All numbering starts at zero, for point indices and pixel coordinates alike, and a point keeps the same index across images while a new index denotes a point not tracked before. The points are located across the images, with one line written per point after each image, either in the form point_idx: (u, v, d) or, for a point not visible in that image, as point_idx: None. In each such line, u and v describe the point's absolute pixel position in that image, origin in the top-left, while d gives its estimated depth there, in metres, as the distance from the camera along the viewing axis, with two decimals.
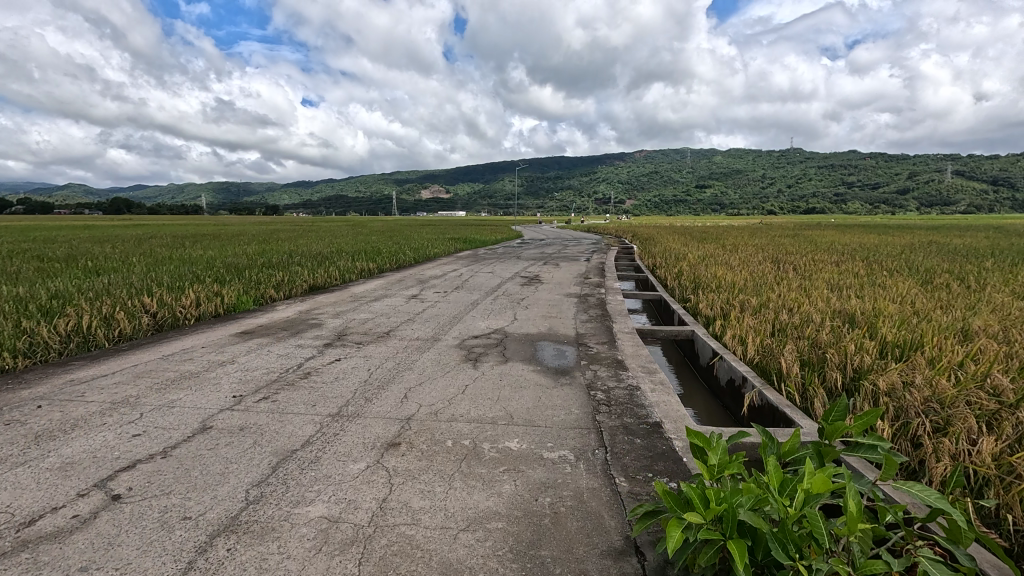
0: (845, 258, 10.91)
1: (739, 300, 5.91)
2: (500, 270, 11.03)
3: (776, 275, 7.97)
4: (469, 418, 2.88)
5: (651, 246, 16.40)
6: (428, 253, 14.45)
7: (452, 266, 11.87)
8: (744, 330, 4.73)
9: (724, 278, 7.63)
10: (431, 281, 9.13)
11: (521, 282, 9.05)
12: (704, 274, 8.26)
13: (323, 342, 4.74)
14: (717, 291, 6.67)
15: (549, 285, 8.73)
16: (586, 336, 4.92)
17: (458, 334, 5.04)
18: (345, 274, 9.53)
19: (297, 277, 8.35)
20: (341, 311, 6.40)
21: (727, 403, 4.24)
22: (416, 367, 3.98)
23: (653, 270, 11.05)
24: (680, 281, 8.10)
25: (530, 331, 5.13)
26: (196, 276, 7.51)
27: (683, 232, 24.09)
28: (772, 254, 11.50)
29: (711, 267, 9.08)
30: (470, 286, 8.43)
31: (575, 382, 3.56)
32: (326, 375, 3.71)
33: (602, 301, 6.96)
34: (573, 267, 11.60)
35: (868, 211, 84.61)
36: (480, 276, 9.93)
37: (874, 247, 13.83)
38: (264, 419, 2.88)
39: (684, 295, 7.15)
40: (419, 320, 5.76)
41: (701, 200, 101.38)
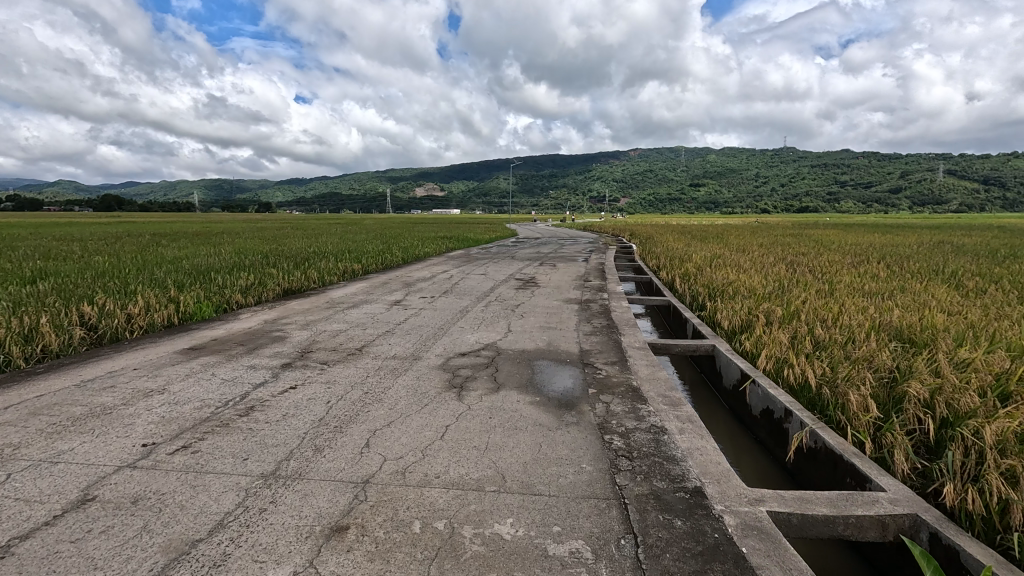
0: (861, 259, 10.25)
1: (763, 308, 5.23)
2: (494, 271, 10.30)
3: (795, 279, 7.27)
4: (447, 483, 2.16)
5: (652, 246, 15.70)
6: (418, 253, 13.68)
7: (442, 267, 11.12)
8: (776, 347, 4.04)
9: (738, 282, 6.96)
10: (418, 285, 8.39)
11: (516, 286, 8.32)
12: (716, 277, 7.59)
13: (281, 362, 4.00)
14: (735, 297, 5.99)
15: (547, 289, 8.02)
16: (593, 354, 4.20)
17: (442, 351, 4.32)
18: (324, 276, 8.77)
19: (269, 281, 7.58)
20: (313, 320, 5.66)
21: (762, 438, 3.53)
22: (388, 396, 3.26)
23: (657, 271, 10.34)
24: (689, 285, 7.43)
25: (526, 347, 4.42)
26: (154, 279, 6.74)
27: (681, 231, 23.48)
28: (782, 255, 10.83)
29: (722, 269, 8.40)
30: (460, 291, 7.70)
31: (584, 422, 2.84)
32: (272, 411, 2.97)
33: (606, 309, 6.24)
34: (572, 269, 10.88)
35: (862, 210, 84.47)
36: (472, 279, 9.20)
37: (884, 248, 13.17)
38: (170, 485, 2.14)
39: (697, 301, 6.46)
40: (399, 332, 5.03)
41: (697, 199, 101.02)
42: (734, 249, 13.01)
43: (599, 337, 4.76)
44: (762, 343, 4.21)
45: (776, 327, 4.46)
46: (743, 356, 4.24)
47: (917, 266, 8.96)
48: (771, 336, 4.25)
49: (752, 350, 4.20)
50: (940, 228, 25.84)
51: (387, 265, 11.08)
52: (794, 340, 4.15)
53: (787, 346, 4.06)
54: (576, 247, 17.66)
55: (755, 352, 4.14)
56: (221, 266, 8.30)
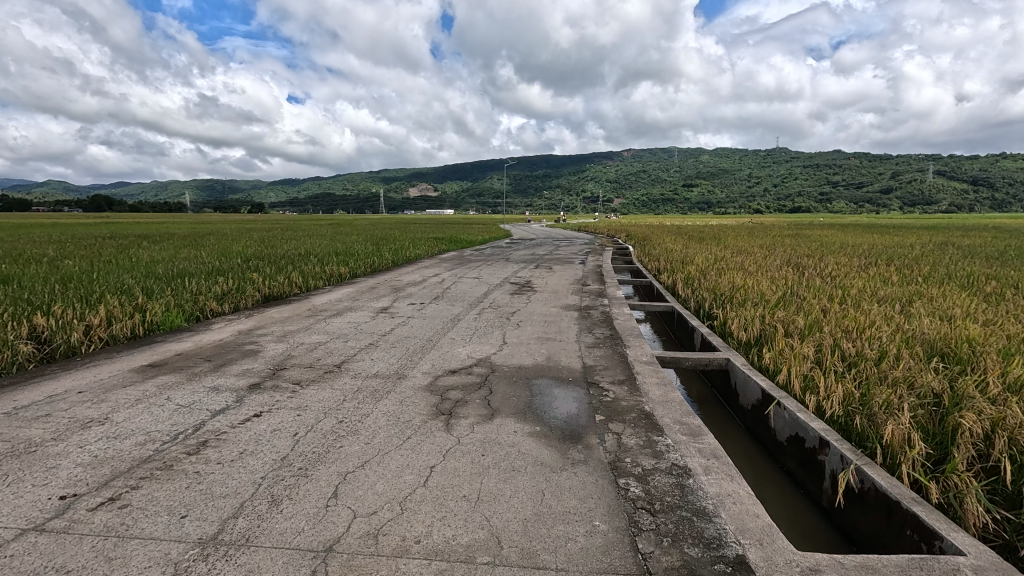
0: (867, 261, 9.91)
1: (780, 317, 4.82)
2: (487, 275, 9.87)
3: (805, 284, 6.91)
4: (430, 552, 1.74)
5: (650, 247, 15.34)
6: (409, 255, 13.23)
7: (434, 270, 10.68)
8: (801, 363, 3.64)
9: (748, 288, 6.57)
10: (408, 290, 7.96)
11: (511, 291, 7.90)
12: (723, 282, 7.19)
13: (248, 383, 3.55)
14: (747, 304, 5.58)
15: (544, 294, 7.60)
16: (597, 371, 3.79)
17: (430, 368, 3.88)
18: (309, 281, 8.32)
19: (248, 286, 7.13)
20: (291, 331, 5.21)
21: (790, 467, 3.12)
22: (365, 427, 2.83)
23: (657, 274, 9.96)
24: (694, 290, 7.03)
25: (524, 363, 4.00)
26: (121, 285, 6.28)
27: (677, 232, 23.13)
28: (786, 258, 10.47)
29: (729, 273, 8.01)
30: (452, 297, 7.27)
31: (593, 460, 2.42)
32: (227, 447, 2.53)
33: (607, 317, 5.84)
34: (569, 272, 10.47)
35: (854, 210, 84.73)
36: (464, 283, 8.78)
37: (888, 249, 12.84)
38: (81, 558, 1.70)
39: (705, 307, 6.06)
40: (385, 345, 4.59)
41: (690, 200, 101.05)
42: (735, 250, 12.63)
43: (604, 351, 4.34)
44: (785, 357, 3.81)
45: (798, 340, 4.05)
46: (763, 372, 3.83)
47: (927, 269, 8.61)
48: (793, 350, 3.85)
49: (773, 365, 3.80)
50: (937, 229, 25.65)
51: (376, 268, 10.62)
52: (820, 356, 3.75)
53: (813, 363, 3.66)
54: (572, 249, 17.26)
55: (777, 368, 3.74)
56: (198, 270, 7.82)
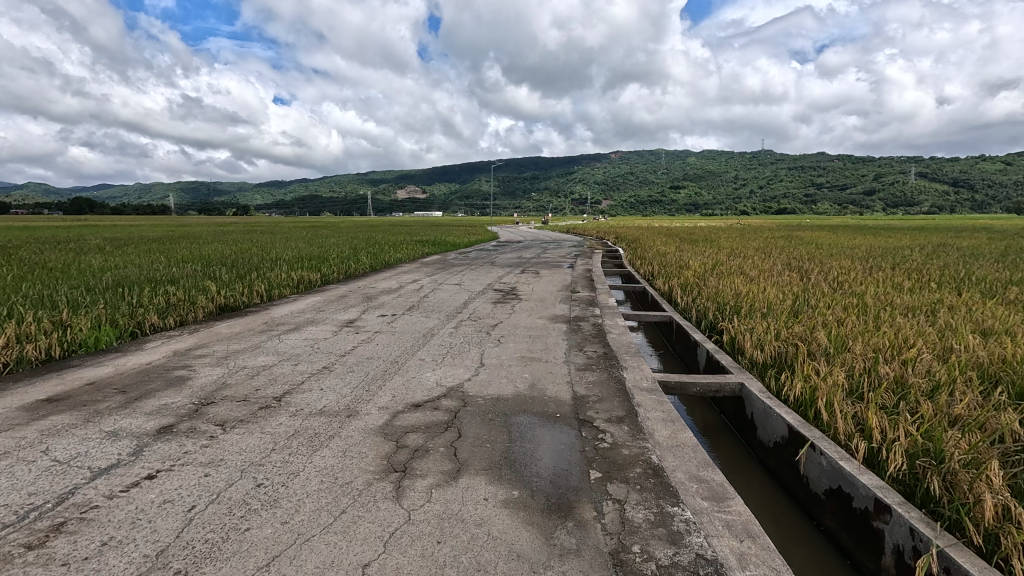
0: (870, 264, 9.42)
1: (799, 333, 4.21)
2: (470, 281, 9.21)
3: (812, 291, 6.34)
4: None
5: (640, 250, 14.80)
6: (389, 259, 12.53)
7: (413, 275, 10.00)
8: (836, 392, 3.01)
9: (756, 295, 5.98)
10: (381, 299, 7.27)
11: (494, 299, 7.25)
12: (726, 288, 6.60)
13: (159, 425, 2.86)
14: (758, 315, 4.97)
15: (529, 302, 6.96)
16: (591, 405, 3.14)
17: (388, 402, 3.21)
18: (272, 289, 7.61)
19: (200, 296, 6.41)
20: (236, 350, 4.50)
21: (828, 526, 2.51)
22: (290, 493, 2.15)
23: (650, 279, 9.38)
24: (694, 298, 6.43)
25: (502, 394, 3.34)
26: (49, 296, 5.55)
27: (666, 234, 22.67)
28: (785, 261, 9.95)
29: (730, 277, 7.44)
30: (428, 307, 6.60)
31: (589, 550, 1.77)
32: (86, 535, 1.84)
33: (600, 331, 5.20)
34: (557, 277, 9.85)
35: (838, 211, 85.40)
36: (444, 290, 8.12)
37: (887, 252, 12.39)
38: None
39: (709, 318, 5.45)
40: (341, 369, 3.92)
41: (678, 202, 101.21)
42: (730, 253, 12.10)
43: (597, 376, 3.70)
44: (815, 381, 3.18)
45: (828, 362, 3.43)
46: (789, 404, 3.20)
47: (936, 273, 8.11)
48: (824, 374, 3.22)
49: (801, 393, 3.16)
50: (928, 230, 25.50)
51: (350, 274, 9.92)
52: (857, 383, 3.12)
53: (850, 393, 3.03)
54: (560, 252, 16.69)
55: (806, 396, 3.11)
56: (146, 278, 7.06)
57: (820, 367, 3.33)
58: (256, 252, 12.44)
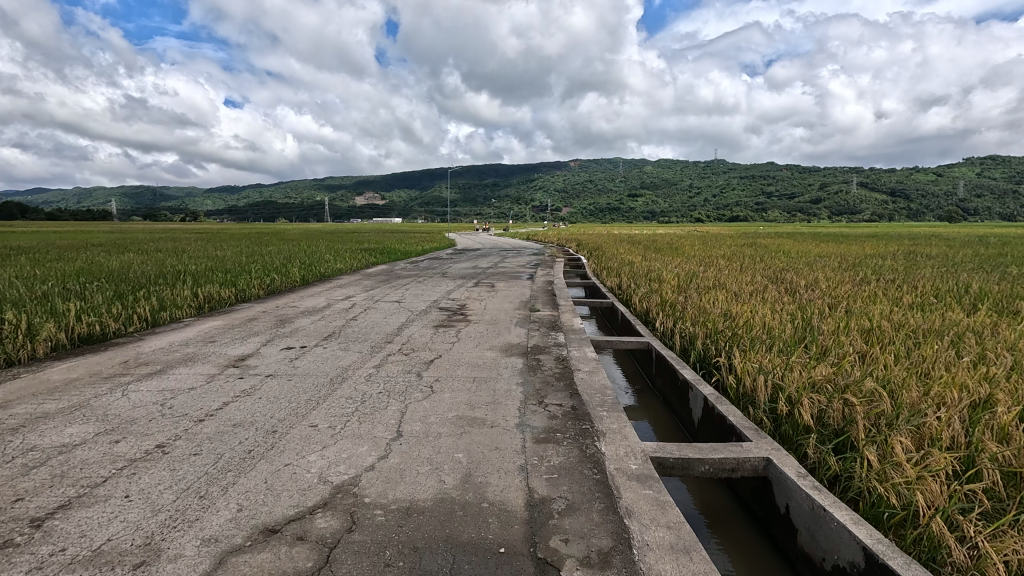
0: (852, 275, 8.70)
1: (832, 378, 3.25)
2: (413, 296, 7.95)
3: (809, 312, 5.44)
4: None
5: (605, 258, 13.91)
6: (327, 270, 11.10)
7: (347, 290, 8.65)
8: (947, 510, 2.08)
9: (751, 316, 5.07)
10: (297, 323, 5.92)
11: (437, 321, 6.01)
12: (711, 306, 5.65)
13: None
14: (767, 348, 3.99)
15: (480, 325, 5.77)
16: (556, 523, 1.96)
17: (224, 526, 1.94)
18: (161, 311, 6.15)
19: (46, 323, 4.91)
20: (43, 412, 3.10)
21: None
22: None
23: (619, 293, 8.36)
24: (677, 321, 5.41)
25: (417, 500, 2.12)
26: None
27: (626, 241, 22.00)
28: (763, 272, 9.13)
29: (712, 293, 6.51)
30: (352, 334, 5.30)
31: None
32: None
33: (565, 369, 4.05)
34: (514, 290, 8.72)
35: (787, 219, 88.16)
36: (379, 310, 6.83)
37: (860, 260, 11.85)
38: None
39: (702, 348, 4.45)
40: (182, 448, 2.60)
41: (635, 209, 102.40)
42: (700, 263, 11.27)
43: (564, 455, 2.54)
44: (907, 489, 2.21)
45: (904, 441, 2.47)
46: (868, 511, 2.23)
47: (930, 286, 7.38)
48: (914, 471, 2.26)
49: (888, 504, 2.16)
50: (882, 237, 25.91)
51: (273, 289, 8.48)
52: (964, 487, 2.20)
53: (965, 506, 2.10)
54: (519, 260, 15.54)
55: (898, 513, 2.12)
56: None
57: (901, 453, 2.36)
58: (166, 263, 10.70)
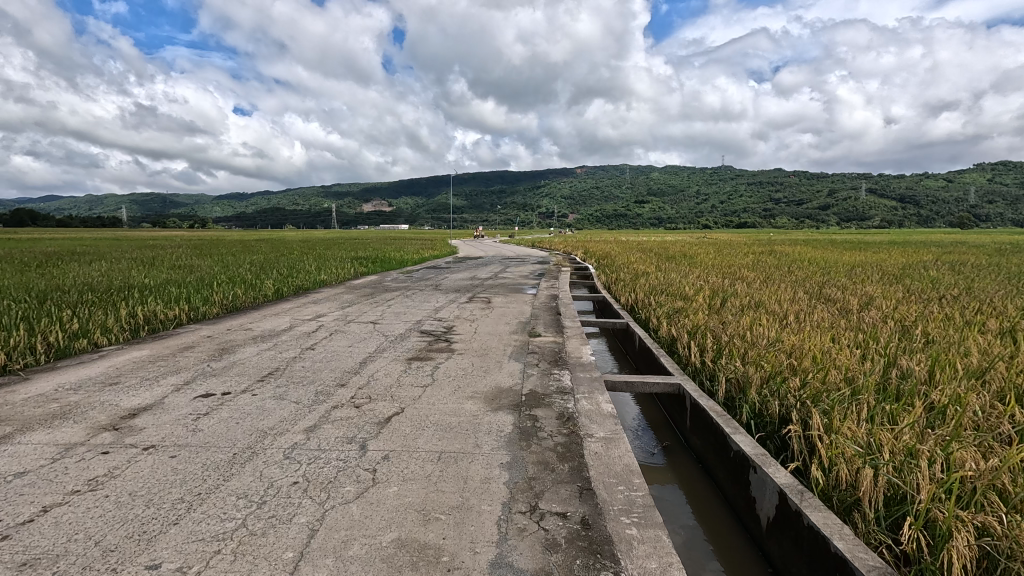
0: (905, 291, 7.49)
1: (998, 482, 2.03)
2: (394, 315, 6.81)
3: (885, 345, 4.24)
4: None
5: (616, 268, 12.78)
6: (307, 283, 10.00)
7: (321, 307, 7.54)
8: None
9: (821, 354, 3.85)
10: (240, 353, 4.79)
11: (413, 351, 4.86)
12: (760, 338, 4.47)
13: None
14: (862, 414, 2.76)
15: (465, 358, 4.61)
16: None
17: None
18: (77, 339, 5.04)
19: None
20: None
21: None
22: None
23: (635, 312, 7.20)
24: (715, 357, 4.24)
25: None
26: None
27: (636, 248, 20.93)
28: (800, 286, 7.95)
29: (754, 318, 5.33)
30: (300, 371, 4.16)
31: None
32: None
33: (571, 436, 2.88)
34: (513, 307, 7.57)
35: (796, 225, 86.85)
36: (348, 333, 5.69)
37: (902, 270, 10.58)
38: None
39: (760, 405, 3.24)
40: None
41: (642, 216, 101.37)
42: (723, 275, 10.05)
43: None
44: None
45: None
46: None
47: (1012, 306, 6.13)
48: None
49: None
50: (902, 244, 24.70)
51: (235, 307, 7.37)
52: None
53: None
54: (520, 270, 14.35)
55: None
56: None
57: None
58: (127, 273, 9.60)
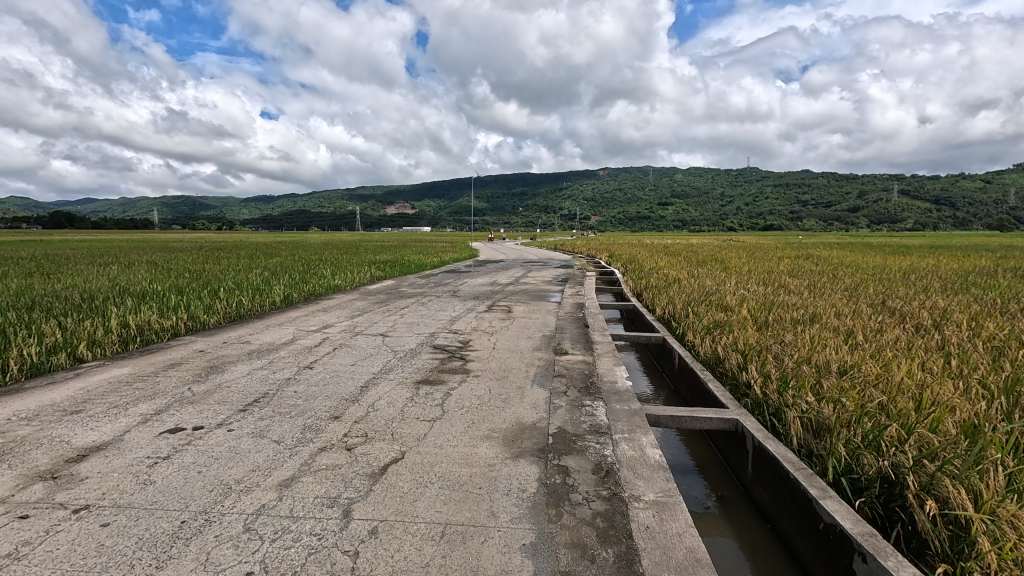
0: (980, 302, 6.63)
1: None
2: (406, 326, 6.24)
3: (990, 375, 3.51)
4: None
5: (645, 273, 12.08)
6: (319, 288, 9.54)
7: (329, 316, 7.02)
8: None
9: (916, 390, 3.15)
10: (229, 372, 4.27)
11: (423, 372, 4.27)
12: (832, 368, 3.77)
13: None
14: (1007, 488, 2.09)
15: (481, 382, 4.00)
16: None
17: None
18: (56, 355, 4.59)
19: None
20: None
21: None
22: None
23: (671, 325, 6.53)
24: (779, 387, 3.57)
25: None
26: None
27: (664, 252, 20.15)
28: (856, 297, 7.15)
29: (817, 338, 4.61)
30: (290, 398, 3.60)
31: None
32: None
33: (613, 501, 2.24)
34: (536, 317, 6.95)
35: (826, 227, 84.42)
36: (354, 348, 5.14)
37: (963, 278, 9.66)
38: None
39: (851, 458, 2.57)
40: None
41: (665, 218, 99.92)
42: (765, 282, 9.27)
43: None
44: None
45: None
46: None
47: None
48: None
49: None
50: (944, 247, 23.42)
51: (238, 316, 6.90)
52: None
53: None
54: (544, 275, 13.70)
55: None
56: None
57: None
58: (135, 278, 9.28)
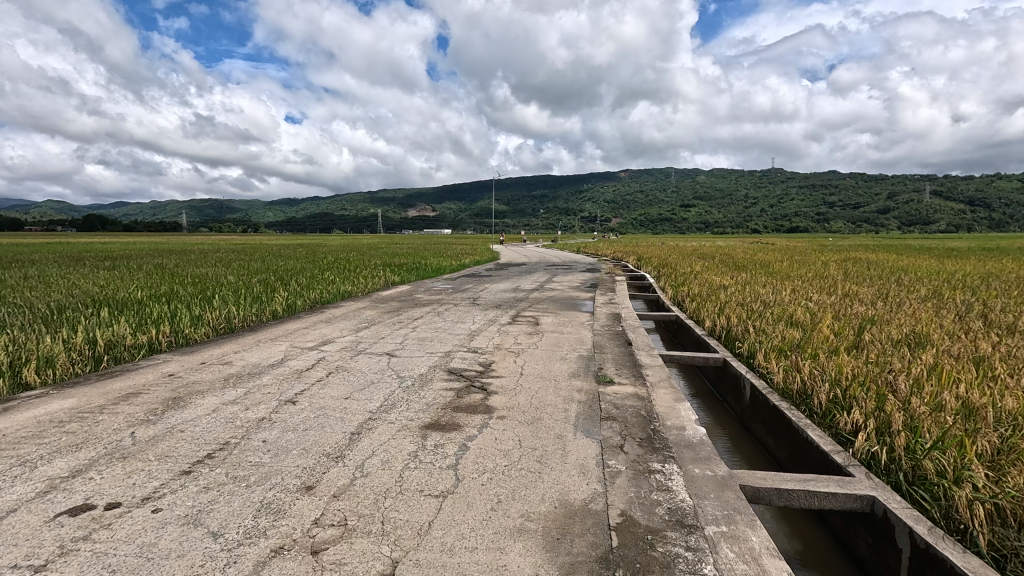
0: None
1: None
2: (417, 343, 5.35)
3: None
4: None
5: (681, 278, 11.06)
6: (327, 295, 8.74)
7: (331, 328, 6.16)
8: None
9: None
10: (191, 409, 3.40)
11: (432, 411, 3.34)
12: (995, 424, 2.82)
13: None
14: None
15: (508, 428, 3.05)
16: None
17: None
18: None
19: None
20: None
21: None
22: None
23: (729, 341, 5.54)
24: (939, 450, 2.62)
25: None
26: None
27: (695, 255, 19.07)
28: (945, 309, 6.07)
29: (942, 367, 3.59)
30: (254, 452, 2.70)
31: None
32: None
33: None
34: (567, 332, 6.00)
35: (856, 229, 81.73)
36: (353, 373, 4.25)
37: None
38: None
39: None
40: None
41: (688, 220, 97.99)
42: (823, 290, 8.20)
43: None
44: None
45: None
46: None
47: None
48: None
49: None
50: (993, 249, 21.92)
51: (228, 329, 6.09)
52: None
53: None
54: (570, 280, 12.78)
55: None
56: None
57: None
58: (130, 283, 8.61)
